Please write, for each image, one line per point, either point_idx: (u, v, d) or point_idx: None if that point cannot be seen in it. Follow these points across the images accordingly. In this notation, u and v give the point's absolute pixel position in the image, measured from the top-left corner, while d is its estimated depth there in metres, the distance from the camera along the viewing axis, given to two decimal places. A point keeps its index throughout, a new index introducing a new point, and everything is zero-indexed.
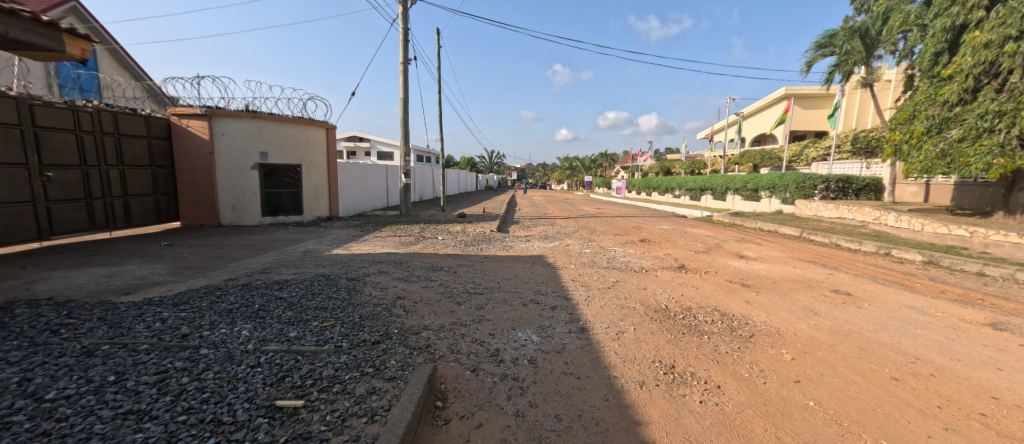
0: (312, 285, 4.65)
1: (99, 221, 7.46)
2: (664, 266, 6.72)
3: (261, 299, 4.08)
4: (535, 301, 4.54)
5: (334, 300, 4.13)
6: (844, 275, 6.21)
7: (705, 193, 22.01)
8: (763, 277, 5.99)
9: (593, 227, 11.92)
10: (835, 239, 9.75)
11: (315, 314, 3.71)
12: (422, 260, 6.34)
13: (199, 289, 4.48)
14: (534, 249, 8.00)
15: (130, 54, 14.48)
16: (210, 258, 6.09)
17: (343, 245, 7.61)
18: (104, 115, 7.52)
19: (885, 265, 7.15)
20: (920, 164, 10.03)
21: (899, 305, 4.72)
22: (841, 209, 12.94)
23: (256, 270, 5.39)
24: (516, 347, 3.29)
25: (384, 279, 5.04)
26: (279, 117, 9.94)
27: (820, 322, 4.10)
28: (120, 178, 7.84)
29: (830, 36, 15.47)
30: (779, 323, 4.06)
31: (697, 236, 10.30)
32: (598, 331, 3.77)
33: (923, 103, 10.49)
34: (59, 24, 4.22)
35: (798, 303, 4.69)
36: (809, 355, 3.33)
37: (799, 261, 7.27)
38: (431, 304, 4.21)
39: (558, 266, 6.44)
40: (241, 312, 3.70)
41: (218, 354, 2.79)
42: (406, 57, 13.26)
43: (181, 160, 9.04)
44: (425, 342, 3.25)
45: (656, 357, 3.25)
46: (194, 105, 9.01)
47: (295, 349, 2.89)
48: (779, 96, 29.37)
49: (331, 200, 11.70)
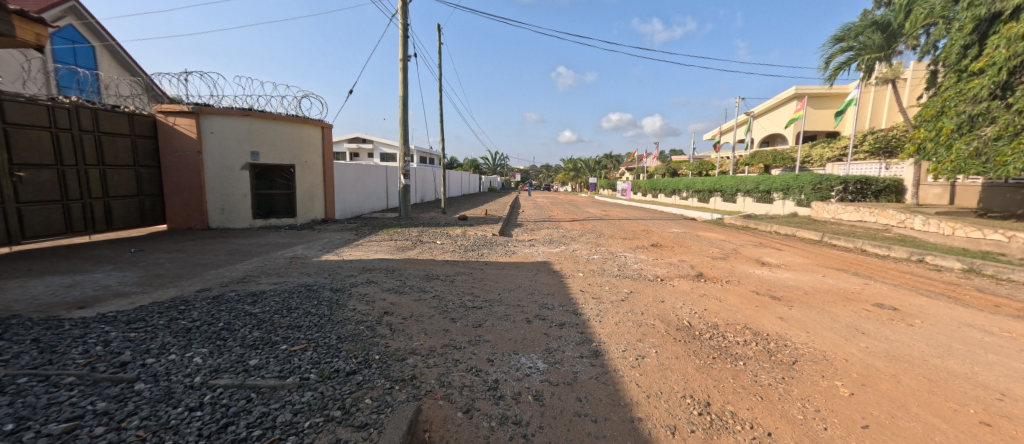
0: (290, 298, 4.13)
1: (77, 225, 7.03)
2: (680, 274, 6.16)
3: (227, 316, 3.57)
4: (541, 317, 4.00)
5: (312, 316, 3.64)
6: (882, 285, 5.62)
7: (715, 195, 21.34)
8: (792, 287, 5.41)
9: (601, 231, 11.35)
10: (861, 244, 9.14)
11: (287, 334, 3.20)
12: (417, 268, 5.80)
13: (162, 302, 3.99)
14: (538, 254, 7.47)
15: (128, 52, 14.16)
16: (187, 265, 5.61)
17: (334, 250, 7.11)
18: (83, 111, 7.10)
19: (922, 274, 6.54)
20: (951, 164, 9.43)
21: (956, 322, 4.14)
22: (862, 212, 12.30)
23: (233, 280, 4.90)
24: (519, 378, 2.76)
25: (372, 291, 4.51)
26: (271, 115, 9.47)
27: (871, 344, 3.54)
28: (101, 179, 7.40)
29: (847, 31, 14.88)
30: (824, 346, 3.50)
31: (711, 241, 9.70)
32: (615, 355, 3.23)
33: (952, 99, 9.74)
34: (7, 5, 3.78)
35: (840, 320, 4.14)
36: (870, 389, 2.79)
37: (828, 268, 6.67)
38: (422, 321, 3.68)
39: (565, 275, 5.89)
40: (203, 331, 3.22)
41: (154, 392, 2.28)
42: (405, 53, 12.82)
43: (167, 160, 8.60)
44: (410, 372, 2.73)
45: (685, 391, 2.72)
46: (182, 102, 8.58)
47: (249, 384, 2.37)
48: (789, 96, 28.63)
49: (326, 202, 11.21)
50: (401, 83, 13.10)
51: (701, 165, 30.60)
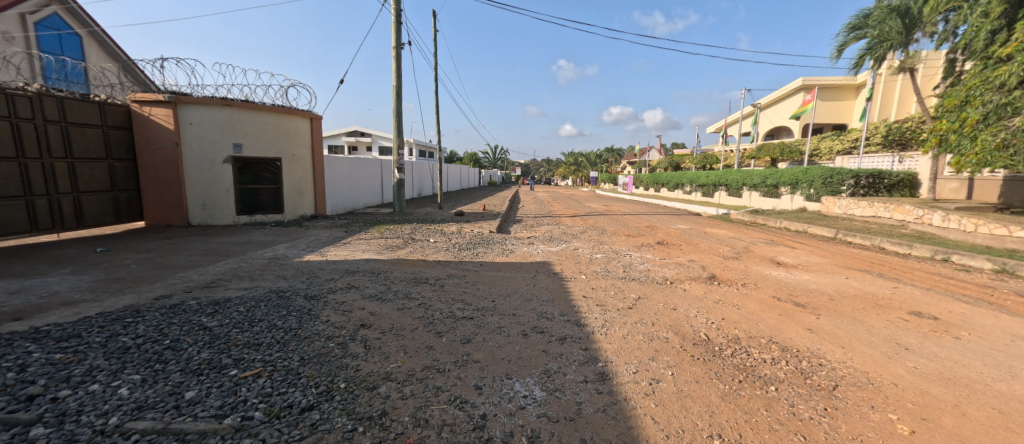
0: (256, 308, 3.65)
1: (43, 222, 6.55)
2: (691, 276, 5.67)
3: (176, 331, 3.09)
4: (539, 329, 3.53)
5: (277, 330, 3.17)
6: (912, 289, 5.15)
7: (719, 189, 20.78)
8: (814, 291, 4.93)
9: (604, 227, 10.86)
10: (878, 241, 8.67)
11: (241, 355, 2.73)
12: (405, 270, 5.33)
13: (111, 312, 3.52)
14: (537, 254, 6.97)
15: (114, 38, 13.52)
16: (154, 267, 5.15)
17: (318, 249, 6.63)
18: (47, 99, 6.57)
19: (951, 275, 6.07)
20: (975, 157, 8.92)
21: (1007, 334, 3.66)
22: (876, 208, 11.82)
23: (198, 285, 4.42)
24: (511, 413, 2.29)
25: (351, 299, 4.03)
26: (255, 105, 8.94)
27: (920, 363, 3.07)
28: (70, 173, 6.91)
29: (864, 17, 14.23)
30: (865, 366, 3.03)
31: (721, 238, 9.19)
32: (625, 379, 2.76)
33: (977, 88, 9.07)
34: None
35: (876, 332, 3.67)
36: (933, 426, 2.32)
37: (848, 269, 6.20)
38: (403, 336, 3.21)
39: (566, 277, 5.41)
40: (143, 351, 2.76)
41: (51, 441, 1.82)
42: (399, 41, 12.24)
43: (144, 153, 8.11)
44: (380, 406, 2.25)
45: (711, 429, 2.25)
46: (157, 91, 8.05)
47: (173, 429, 1.91)
48: (796, 87, 27.98)
49: (316, 197, 10.68)
50: (394, 71, 12.51)
51: (705, 159, 30.00)
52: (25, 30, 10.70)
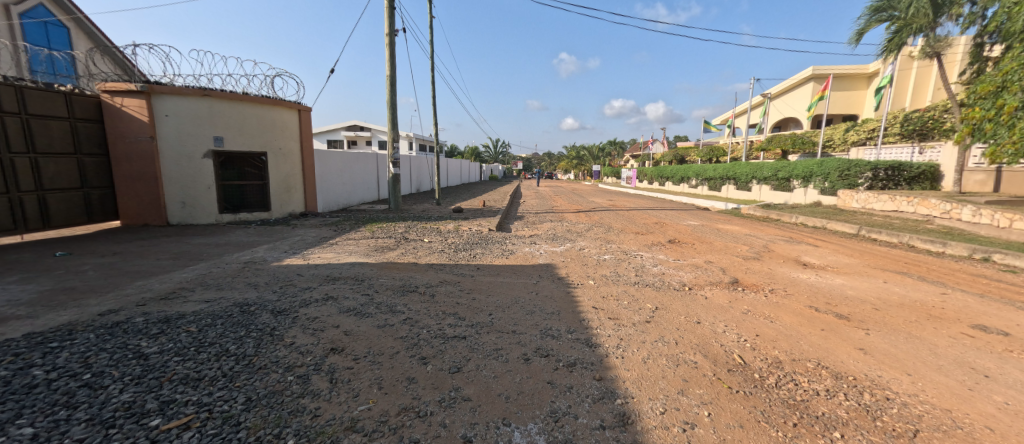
0: (210, 328, 3.10)
1: (5, 223, 6.03)
2: (711, 281, 5.09)
3: (103, 361, 2.55)
4: (543, 352, 2.98)
5: (225, 359, 2.62)
6: (964, 295, 4.55)
7: (727, 182, 20.12)
8: (853, 299, 4.36)
9: (610, 224, 10.27)
10: (906, 239, 8.05)
11: (173, 396, 2.19)
12: (392, 277, 4.77)
13: (38, 334, 2.98)
14: (539, 255, 6.39)
15: (97, 25, 12.82)
16: (113, 274, 4.63)
17: (301, 251, 6.08)
18: (5, 89, 6.01)
19: (998, 277, 5.47)
20: (1013, 146, 8.31)
21: None
22: (898, 202, 11.20)
23: (155, 296, 3.88)
24: None
25: (325, 314, 3.48)
26: (237, 96, 8.38)
27: (1011, 397, 2.50)
28: (33, 169, 6.37)
29: None
30: (945, 402, 2.47)
31: (736, 236, 8.59)
32: (651, 424, 2.20)
33: (1015, 72, 8.33)
34: None
35: (942, 353, 3.11)
36: None
37: (883, 272, 5.61)
38: (379, 365, 2.67)
39: (572, 283, 4.85)
40: (53, 391, 2.22)
41: None
42: (392, 28, 11.58)
43: (116, 148, 7.57)
44: None
45: None
46: (129, 80, 7.48)
47: None
48: (806, 76, 27.26)
49: (305, 193, 10.11)
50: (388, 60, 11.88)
51: (712, 151, 29.30)
52: (9, 18, 10.14)
